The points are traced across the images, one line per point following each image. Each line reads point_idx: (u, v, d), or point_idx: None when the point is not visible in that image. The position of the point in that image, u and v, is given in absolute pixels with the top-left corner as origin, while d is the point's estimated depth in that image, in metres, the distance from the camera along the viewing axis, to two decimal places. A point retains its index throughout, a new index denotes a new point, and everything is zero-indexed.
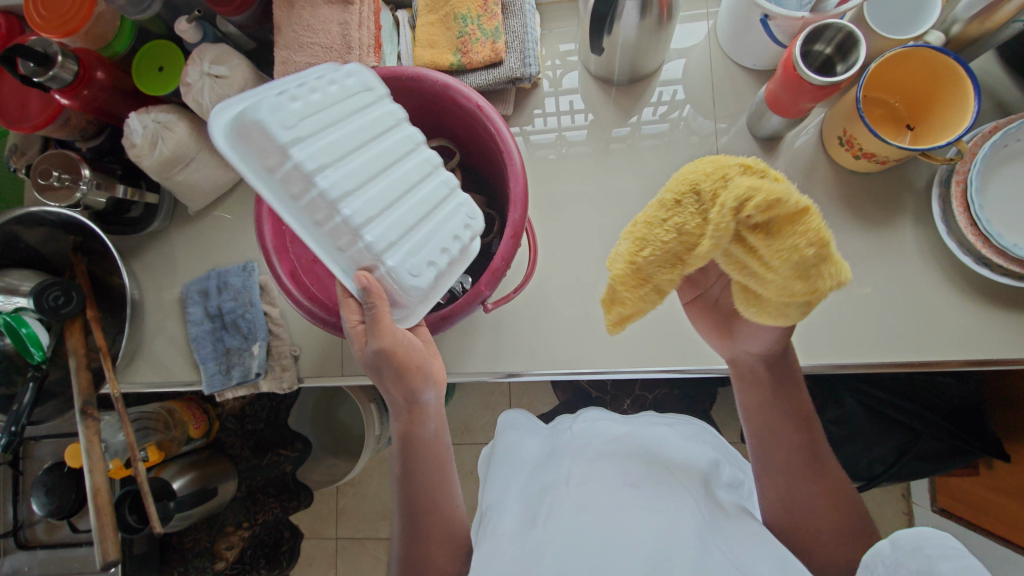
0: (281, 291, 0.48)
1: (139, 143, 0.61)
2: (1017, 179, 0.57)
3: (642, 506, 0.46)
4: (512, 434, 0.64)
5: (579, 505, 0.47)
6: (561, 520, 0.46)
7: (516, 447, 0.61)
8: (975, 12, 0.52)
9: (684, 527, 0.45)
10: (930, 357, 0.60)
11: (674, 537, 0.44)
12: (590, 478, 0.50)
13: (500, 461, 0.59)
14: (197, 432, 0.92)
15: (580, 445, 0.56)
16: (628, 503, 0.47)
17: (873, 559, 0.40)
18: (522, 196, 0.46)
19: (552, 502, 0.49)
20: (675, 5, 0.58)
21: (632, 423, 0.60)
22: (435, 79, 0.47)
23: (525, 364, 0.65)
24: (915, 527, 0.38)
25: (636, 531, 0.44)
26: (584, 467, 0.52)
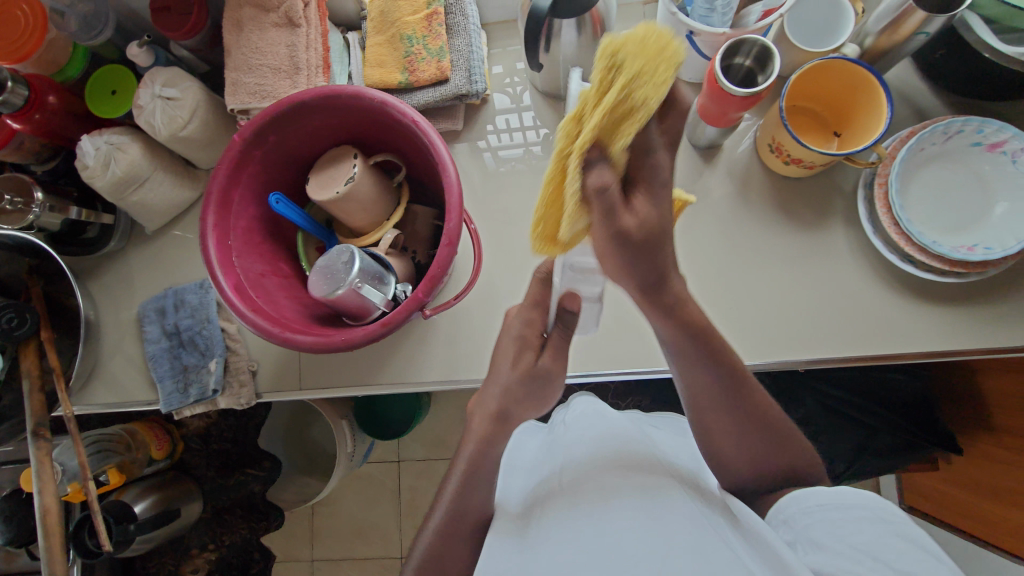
0: (226, 305, 0.49)
1: (92, 165, 0.62)
2: (931, 181, 0.61)
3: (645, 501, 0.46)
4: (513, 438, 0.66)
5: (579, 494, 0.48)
6: (566, 514, 0.47)
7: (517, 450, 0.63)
8: (884, 26, 0.55)
9: (687, 522, 0.44)
10: (864, 351, 0.63)
11: (680, 532, 0.43)
12: (585, 470, 0.51)
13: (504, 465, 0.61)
14: (159, 452, 0.94)
15: (570, 438, 0.57)
16: (627, 494, 0.47)
17: (804, 494, 0.50)
18: (458, 206, 0.48)
19: (552, 497, 0.50)
20: (608, 23, 0.61)
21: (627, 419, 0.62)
22: (375, 96, 0.49)
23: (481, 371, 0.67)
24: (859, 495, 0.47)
25: (644, 520, 0.44)
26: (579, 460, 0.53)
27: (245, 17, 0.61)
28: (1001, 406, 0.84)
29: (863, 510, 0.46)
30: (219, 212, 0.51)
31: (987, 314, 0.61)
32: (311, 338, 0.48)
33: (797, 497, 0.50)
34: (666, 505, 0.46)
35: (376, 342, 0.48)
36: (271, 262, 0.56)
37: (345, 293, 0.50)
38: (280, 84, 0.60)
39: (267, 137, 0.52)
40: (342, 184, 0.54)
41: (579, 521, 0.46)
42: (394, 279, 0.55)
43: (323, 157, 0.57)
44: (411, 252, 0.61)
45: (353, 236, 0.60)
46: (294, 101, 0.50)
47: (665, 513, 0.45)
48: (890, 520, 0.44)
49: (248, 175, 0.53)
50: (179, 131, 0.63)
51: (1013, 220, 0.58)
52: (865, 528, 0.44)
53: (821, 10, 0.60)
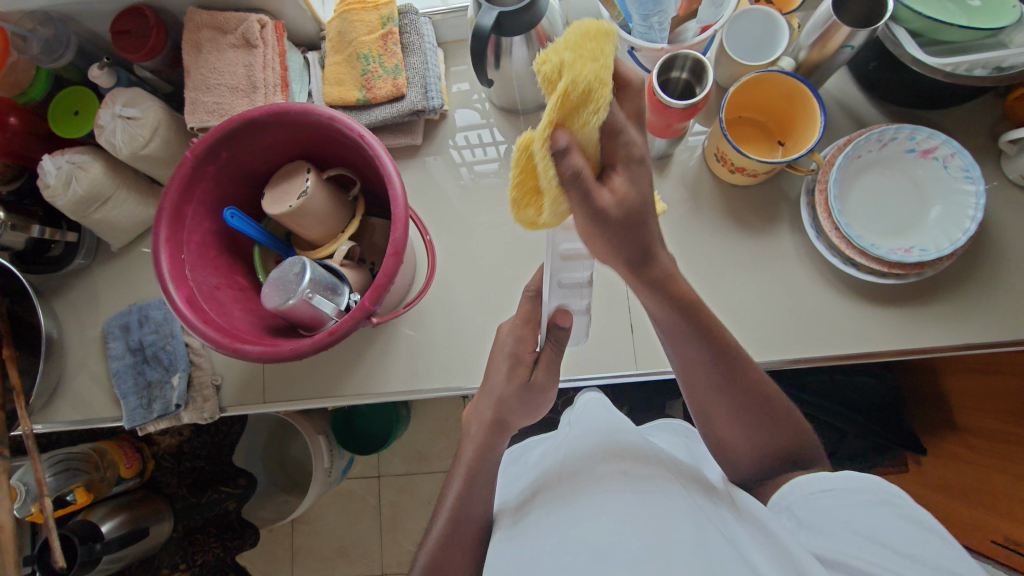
0: (177, 317, 0.50)
1: (53, 184, 0.63)
2: (869, 187, 0.63)
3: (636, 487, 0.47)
4: (513, 459, 0.66)
5: (576, 484, 0.49)
6: (555, 517, 0.47)
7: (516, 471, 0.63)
8: (813, 40, 0.58)
9: (673, 507, 0.45)
10: (815, 351, 0.64)
11: (665, 516, 0.44)
12: (581, 462, 0.52)
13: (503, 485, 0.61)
14: (128, 471, 0.93)
15: (574, 435, 0.59)
16: (619, 482, 0.48)
17: (810, 481, 0.50)
18: (403, 216, 0.49)
19: (548, 498, 0.50)
20: (555, 38, 0.63)
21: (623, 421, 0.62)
22: (322, 112, 0.51)
23: (443, 380, 0.68)
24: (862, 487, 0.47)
25: (633, 504, 0.45)
26: (580, 454, 0.54)
27: (203, 39, 0.62)
28: (964, 406, 0.85)
29: (864, 493, 0.47)
30: (171, 227, 0.52)
31: (930, 313, 0.63)
32: (260, 348, 0.49)
33: (801, 484, 0.50)
34: (655, 492, 0.47)
35: (325, 350, 0.50)
36: (226, 275, 0.57)
37: (295, 304, 0.51)
38: (238, 102, 0.62)
39: (219, 153, 0.53)
40: (294, 198, 0.55)
41: (573, 508, 0.47)
42: (348, 290, 0.56)
43: (278, 172, 0.59)
44: (369, 263, 0.62)
45: (309, 249, 0.61)
46: (244, 118, 0.52)
47: (652, 499, 0.46)
48: (891, 500, 0.46)
49: (201, 190, 0.54)
50: (140, 149, 0.64)
51: (946, 222, 0.60)
52: (873, 509, 0.45)
53: (758, 26, 0.63)
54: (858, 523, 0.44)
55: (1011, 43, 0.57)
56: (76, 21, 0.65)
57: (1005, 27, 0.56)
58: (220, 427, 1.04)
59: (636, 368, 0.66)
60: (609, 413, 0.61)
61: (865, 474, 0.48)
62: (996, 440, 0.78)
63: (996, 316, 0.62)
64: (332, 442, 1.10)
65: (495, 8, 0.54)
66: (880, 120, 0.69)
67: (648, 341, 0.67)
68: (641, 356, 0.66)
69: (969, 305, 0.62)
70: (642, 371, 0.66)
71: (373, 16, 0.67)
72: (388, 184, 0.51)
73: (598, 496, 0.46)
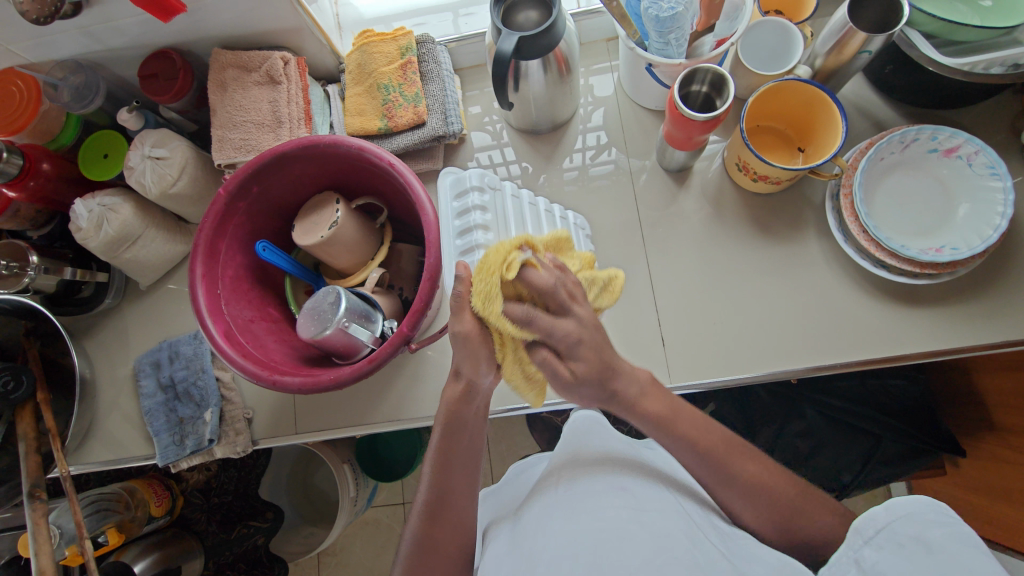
0: (216, 351, 0.50)
1: (85, 227, 0.64)
2: (894, 188, 0.63)
3: (631, 502, 0.49)
4: (514, 482, 0.68)
5: (573, 497, 0.51)
6: (550, 524, 0.48)
7: (512, 490, 0.65)
8: (830, 47, 0.59)
9: (670, 522, 0.46)
10: (841, 357, 0.64)
11: (662, 530, 0.45)
12: (578, 478, 0.53)
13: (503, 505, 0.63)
14: (157, 510, 0.92)
15: (574, 449, 0.60)
16: (617, 497, 0.49)
17: (864, 523, 0.41)
18: (437, 240, 0.50)
19: (544, 508, 0.52)
20: (572, 59, 0.64)
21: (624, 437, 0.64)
22: (351, 143, 0.52)
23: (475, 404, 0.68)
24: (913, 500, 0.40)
25: (632, 520, 0.47)
26: (577, 466, 0.56)
27: (228, 78, 0.64)
28: (1001, 406, 0.84)
29: (914, 524, 0.38)
30: (207, 262, 0.53)
31: (964, 313, 0.62)
32: (299, 379, 0.49)
33: (857, 529, 0.41)
34: (651, 505, 0.48)
35: (363, 379, 0.49)
36: (259, 307, 0.58)
37: (332, 333, 0.51)
38: (264, 138, 0.63)
39: (251, 188, 0.54)
40: (325, 228, 0.56)
41: (569, 517, 0.48)
42: (381, 317, 0.56)
43: (307, 203, 0.60)
44: (398, 290, 0.63)
45: (339, 278, 0.62)
46: (275, 152, 0.53)
47: (648, 513, 0.47)
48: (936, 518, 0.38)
49: (234, 224, 0.55)
50: (168, 188, 0.65)
51: (976, 221, 0.59)
52: (930, 541, 0.37)
53: (772, 37, 0.64)
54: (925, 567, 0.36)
55: None
56: (105, 68, 0.67)
57: (1018, 25, 0.57)
58: (246, 461, 1.04)
59: (671, 382, 0.66)
60: (610, 432, 0.63)
61: (911, 497, 0.40)
62: None
63: None
64: (356, 471, 1.09)
65: (515, 34, 0.55)
66: (898, 122, 0.69)
67: (678, 353, 0.66)
68: (674, 368, 0.66)
69: (1002, 302, 0.62)
70: (676, 384, 0.65)
71: (391, 48, 0.69)
72: (419, 210, 0.51)
73: (594, 509, 0.48)
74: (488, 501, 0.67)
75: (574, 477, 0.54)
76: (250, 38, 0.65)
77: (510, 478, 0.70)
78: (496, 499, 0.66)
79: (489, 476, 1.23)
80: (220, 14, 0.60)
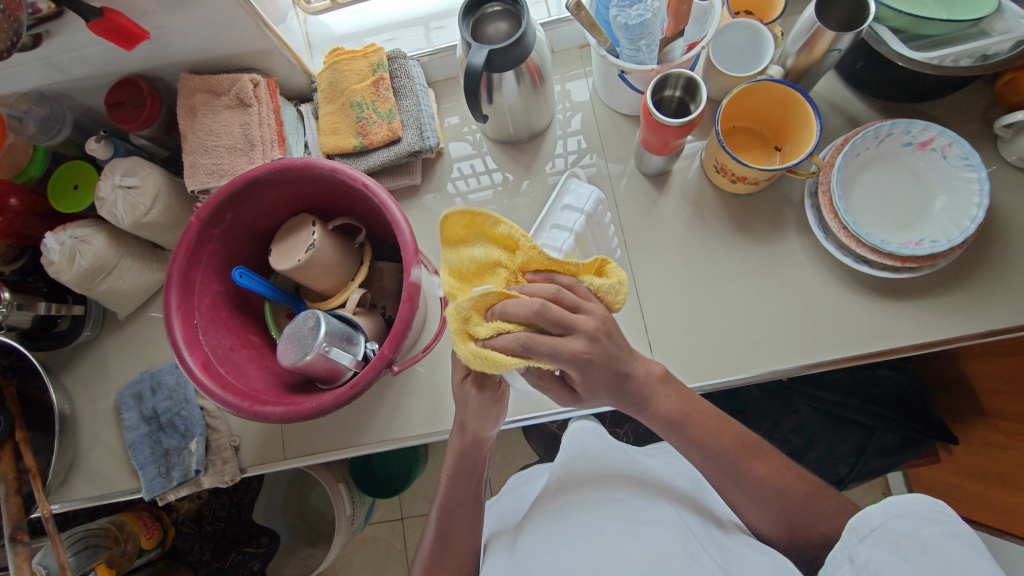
0: (194, 384, 0.49)
1: (57, 260, 0.63)
2: (872, 183, 0.64)
3: (629, 515, 0.48)
4: (510, 497, 0.67)
5: (571, 511, 0.50)
6: (548, 538, 0.48)
7: (508, 505, 0.65)
8: (800, 47, 0.59)
9: (669, 535, 0.46)
10: (828, 355, 0.64)
11: (659, 544, 0.44)
12: (576, 492, 0.53)
13: (499, 519, 0.63)
14: (149, 542, 0.91)
15: (572, 459, 0.60)
16: (612, 512, 0.49)
17: (859, 520, 0.41)
18: (414, 260, 0.49)
19: (541, 522, 0.51)
20: (544, 69, 0.64)
21: (619, 444, 0.63)
22: (324, 165, 0.51)
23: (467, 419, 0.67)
24: (910, 496, 0.40)
25: (629, 533, 0.46)
26: (575, 481, 0.55)
27: (198, 103, 0.63)
28: (990, 391, 0.84)
29: (910, 522, 0.38)
30: (181, 292, 0.51)
31: (949, 303, 0.63)
32: (280, 409, 0.48)
33: (853, 527, 0.42)
34: (649, 518, 0.48)
35: (346, 405, 0.49)
36: (238, 334, 0.57)
37: (313, 359, 0.50)
38: (236, 161, 0.62)
39: (224, 215, 0.53)
40: (302, 252, 0.55)
41: (565, 533, 0.48)
42: (363, 339, 0.55)
43: (283, 227, 0.59)
44: (381, 308, 0.62)
45: (319, 300, 0.61)
46: (246, 178, 0.52)
47: (646, 524, 0.47)
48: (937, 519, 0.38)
49: (208, 253, 0.54)
50: (142, 218, 0.64)
51: (953, 212, 0.60)
52: (924, 540, 0.37)
53: (742, 39, 0.64)
54: (917, 565, 0.36)
55: (993, 32, 0.58)
56: (70, 98, 0.66)
57: (985, 16, 0.58)
58: (239, 486, 1.03)
59: None
60: (602, 439, 0.63)
61: (912, 497, 0.39)
62: None
63: (1012, 300, 0.61)
64: (351, 490, 1.07)
65: (484, 47, 0.54)
66: (872, 116, 0.69)
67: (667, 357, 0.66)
68: None
69: (984, 291, 0.62)
70: (666, 390, 0.65)
71: (363, 65, 0.68)
72: (395, 230, 0.50)
73: (591, 524, 0.47)
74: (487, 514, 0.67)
75: (573, 491, 0.53)
76: (218, 62, 0.64)
77: (509, 490, 0.70)
78: (495, 511, 0.66)
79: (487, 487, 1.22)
80: (185, 39, 0.59)
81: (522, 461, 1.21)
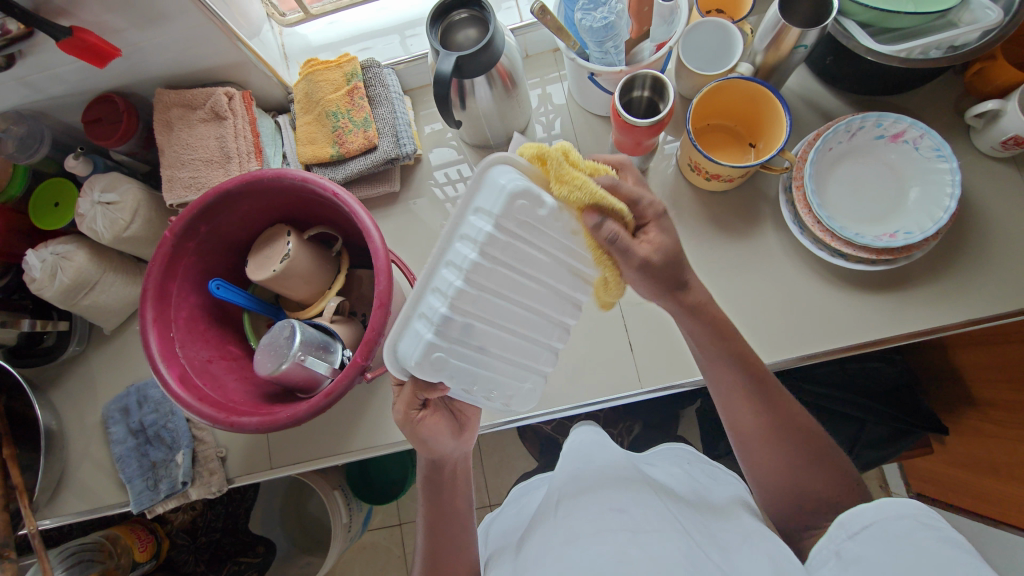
0: (169, 397, 0.49)
1: (39, 277, 0.64)
2: (846, 177, 0.64)
3: (630, 522, 0.48)
4: (509, 511, 0.68)
5: (572, 520, 0.51)
6: (550, 548, 0.48)
7: (509, 519, 0.65)
8: (767, 43, 0.59)
9: (671, 542, 0.46)
10: (808, 349, 0.64)
11: (662, 551, 0.44)
12: (576, 500, 0.53)
13: (501, 534, 0.63)
14: (143, 555, 0.91)
15: (572, 469, 0.60)
16: (613, 519, 0.49)
17: (850, 518, 0.43)
18: (385, 267, 0.49)
19: (543, 534, 0.52)
20: (516, 73, 0.64)
21: (618, 451, 0.63)
22: (294, 174, 0.52)
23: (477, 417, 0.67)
24: (899, 501, 0.42)
25: (629, 540, 0.46)
26: (575, 490, 0.56)
27: (174, 117, 0.63)
28: (978, 380, 0.84)
29: (901, 525, 0.40)
30: (157, 306, 0.52)
31: (929, 293, 0.63)
32: (255, 419, 0.49)
33: (843, 523, 0.44)
34: (650, 523, 0.48)
35: (321, 413, 0.49)
36: (217, 346, 0.57)
37: (288, 368, 0.50)
38: (213, 174, 0.63)
39: (198, 228, 0.54)
40: (277, 261, 0.55)
41: (566, 542, 0.48)
42: (340, 346, 0.55)
43: (258, 238, 0.59)
44: (360, 315, 0.63)
45: (299, 310, 0.61)
46: (219, 190, 0.52)
47: (646, 531, 0.47)
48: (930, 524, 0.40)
49: (184, 265, 0.54)
50: (122, 232, 0.64)
51: (927, 203, 0.60)
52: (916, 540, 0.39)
53: (711, 38, 0.64)
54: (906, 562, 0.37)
55: (960, 23, 0.58)
56: (48, 116, 0.66)
57: (951, 8, 0.58)
58: (234, 496, 1.05)
59: (641, 387, 0.66)
60: (602, 446, 0.64)
61: (903, 501, 0.42)
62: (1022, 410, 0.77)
63: (990, 287, 0.62)
64: (348, 497, 1.08)
65: (452, 53, 0.55)
66: (845, 111, 0.70)
67: (647, 359, 0.66)
68: (644, 372, 0.66)
69: (961, 280, 0.62)
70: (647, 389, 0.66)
71: (337, 75, 0.69)
72: (366, 238, 0.51)
73: (591, 532, 0.48)
74: (490, 528, 0.67)
75: (573, 499, 0.54)
76: (193, 75, 0.65)
77: (512, 502, 0.70)
78: (498, 526, 0.66)
79: (485, 491, 1.22)
80: (158, 54, 0.60)
81: (518, 463, 1.22)
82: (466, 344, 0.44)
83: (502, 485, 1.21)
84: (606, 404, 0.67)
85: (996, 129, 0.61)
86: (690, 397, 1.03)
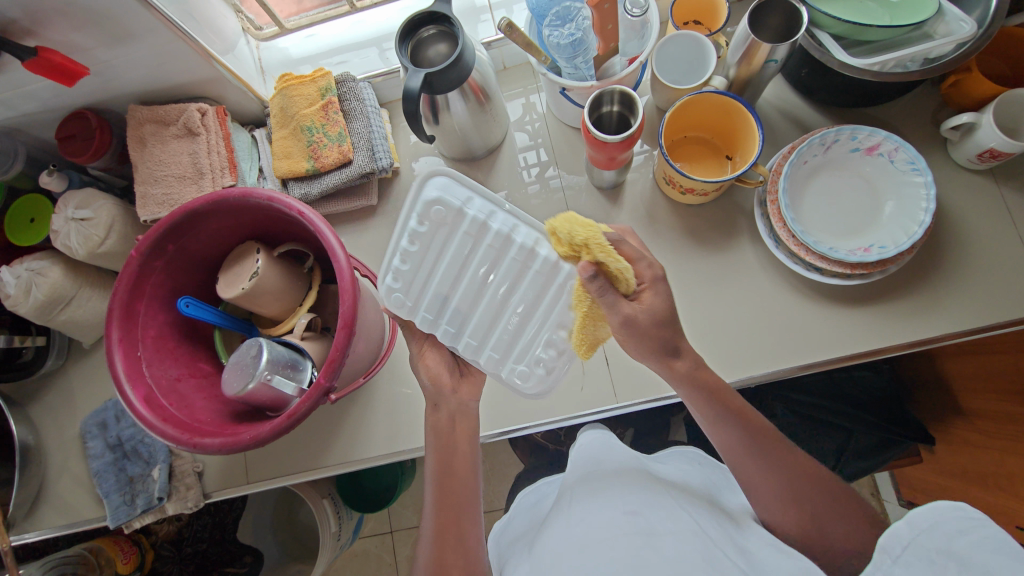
0: (134, 418, 0.50)
1: (14, 293, 0.64)
2: (822, 191, 0.63)
3: (643, 526, 0.47)
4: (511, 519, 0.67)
5: (583, 518, 0.50)
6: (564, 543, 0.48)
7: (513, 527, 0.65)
8: (740, 57, 0.59)
9: (685, 546, 0.45)
10: (786, 363, 0.64)
11: (676, 556, 0.43)
12: (588, 499, 0.53)
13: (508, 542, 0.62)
14: (127, 567, 0.91)
15: (575, 472, 0.60)
16: (624, 521, 0.48)
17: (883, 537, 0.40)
18: (350, 286, 0.49)
19: (552, 532, 0.51)
20: (489, 86, 0.64)
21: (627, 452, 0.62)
22: (260, 194, 0.52)
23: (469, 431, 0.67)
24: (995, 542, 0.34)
25: (641, 547, 0.45)
26: (581, 489, 0.55)
27: (147, 133, 0.63)
28: (967, 389, 0.83)
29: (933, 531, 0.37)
30: (123, 326, 0.52)
31: (907, 307, 0.62)
32: (219, 439, 0.49)
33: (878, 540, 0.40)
34: (665, 527, 0.47)
35: (283, 435, 0.49)
36: (187, 364, 0.57)
37: (255, 387, 0.50)
38: (186, 190, 0.63)
39: (166, 246, 0.54)
40: (246, 280, 0.55)
41: (574, 541, 0.47)
42: (309, 365, 0.55)
43: (228, 255, 0.59)
44: (333, 331, 0.63)
45: (271, 326, 0.61)
46: (186, 210, 0.52)
47: (660, 534, 0.46)
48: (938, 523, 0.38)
49: (151, 284, 0.54)
50: (96, 248, 0.64)
51: (902, 217, 0.60)
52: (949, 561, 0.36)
53: (685, 51, 0.64)
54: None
55: (936, 35, 0.57)
56: (23, 132, 0.66)
57: (928, 19, 0.56)
58: (222, 506, 1.05)
59: (617, 403, 0.66)
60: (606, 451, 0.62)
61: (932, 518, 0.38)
62: (1011, 421, 0.76)
63: (969, 300, 0.61)
64: (337, 505, 1.07)
65: (420, 71, 0.54)
66: (823, 123, 0.69)
67: (625, 373, 0.66)
68: (620, 388, 0.66)
69: (941, 293, 0.62)
70: (623, 405, 0.65)
71: (311, 89, 0.69)
72: (331, 257, 0.51)
73: (602, 531, 0.47)
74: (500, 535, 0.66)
75: (583, 498, 0.53)
76: (167, 91, 0.65)
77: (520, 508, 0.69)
78: (507, 532, 0.65)
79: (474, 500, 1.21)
80: (129, 71, 0.60)
81: (509, 470, 1.21)
82: (467, 340, 0.55)
83: (491, 493, 1.21)
84: (588, 417, 0.66)
85: (973, 141, 0.60)
86: (679, 406, 1.03)
